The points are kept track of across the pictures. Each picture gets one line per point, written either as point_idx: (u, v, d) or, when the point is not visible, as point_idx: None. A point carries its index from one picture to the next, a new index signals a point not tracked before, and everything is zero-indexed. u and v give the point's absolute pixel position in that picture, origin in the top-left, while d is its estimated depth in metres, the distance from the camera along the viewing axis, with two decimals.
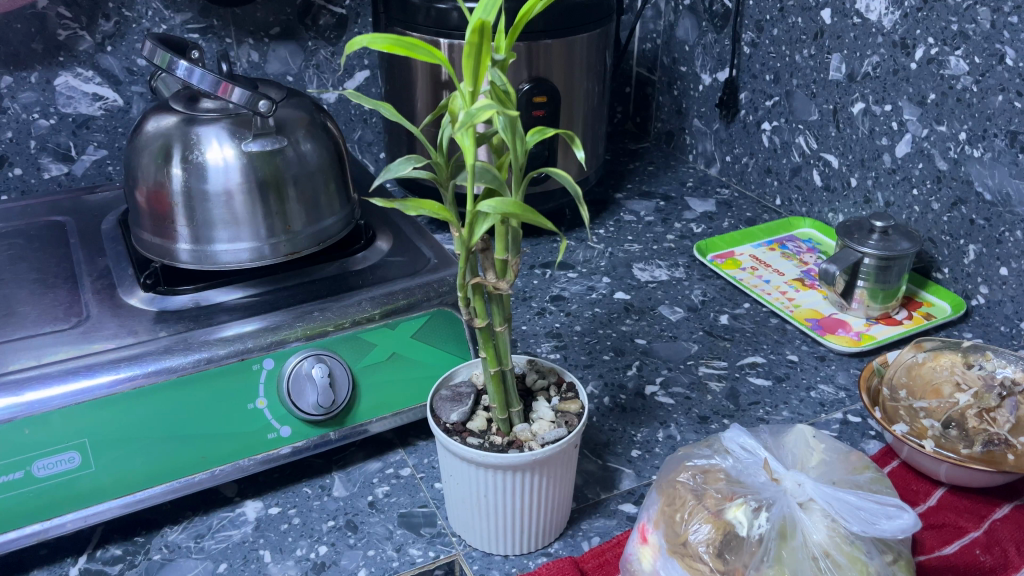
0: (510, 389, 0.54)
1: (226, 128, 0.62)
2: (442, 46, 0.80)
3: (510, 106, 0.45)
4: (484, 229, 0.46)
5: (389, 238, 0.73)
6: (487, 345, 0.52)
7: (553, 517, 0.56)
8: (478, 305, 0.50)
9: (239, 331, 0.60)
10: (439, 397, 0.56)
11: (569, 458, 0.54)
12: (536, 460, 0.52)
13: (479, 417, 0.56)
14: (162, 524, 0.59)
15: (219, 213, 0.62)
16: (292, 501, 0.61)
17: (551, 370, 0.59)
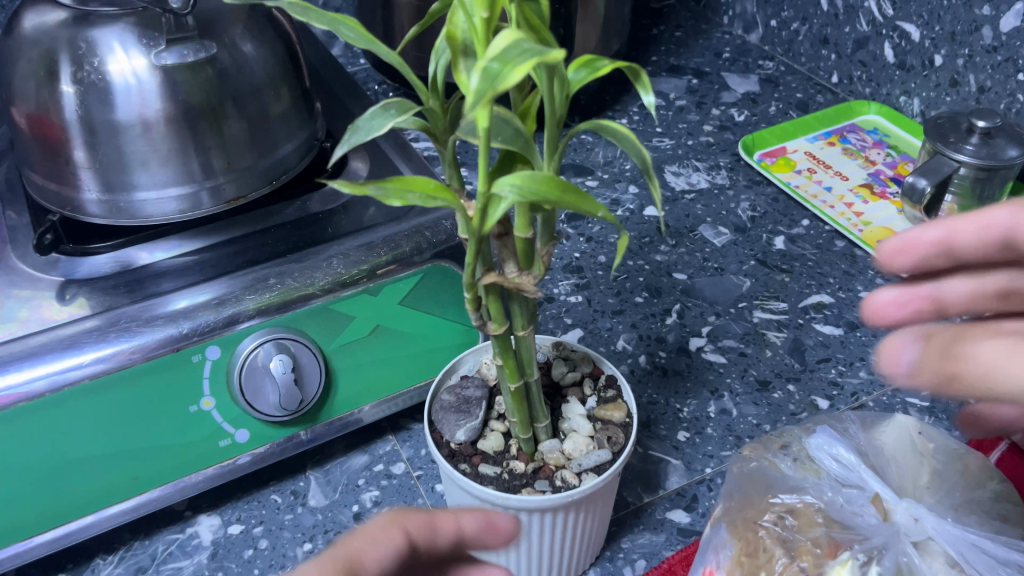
0: (536, 404, 0.41)
1: (132, 30, 0.45)
2: None
3: (545, 33, 0.28)
4: (501, 212, 0.31)
5: (364, 160, 0.57)
6: (507, 356, 0.38)
7: (586, 546, 0.44)
8: (495, 309, 0.36)
9: (190, 302, 0.45)
10: (439, 407, 0.43)
11: (613, 488, 0.41)
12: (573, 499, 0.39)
13: (494, 434, 0.42)
14: (93, 552, 0.47)
15: (134, 151, 0.46)
16: (258, 515, 0.49)
17: (584, 357, 0.46)
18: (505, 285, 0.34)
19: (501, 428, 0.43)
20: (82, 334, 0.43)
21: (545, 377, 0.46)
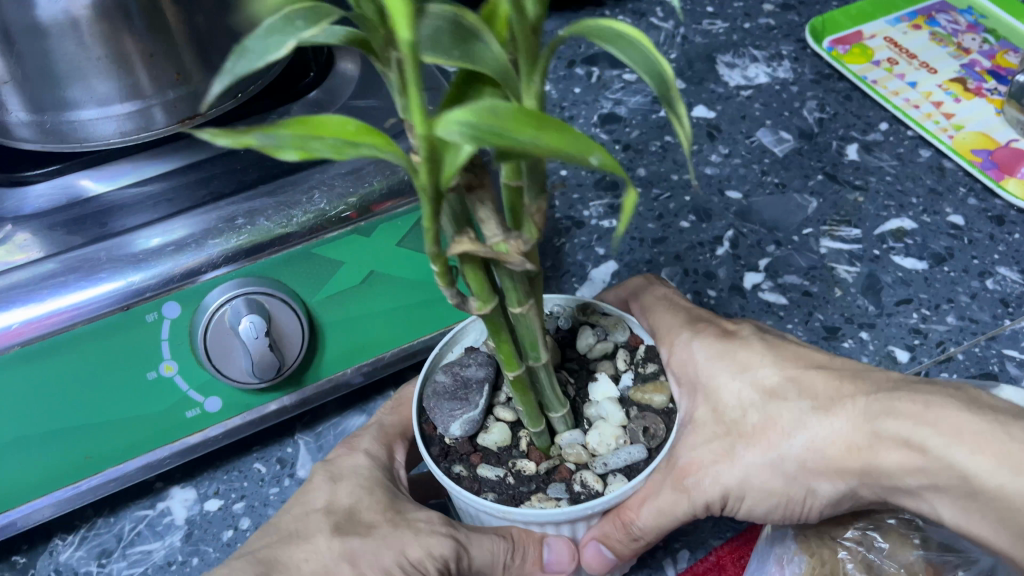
0: (540, 380, 0.32)
1: None
2: None
3: None
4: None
5: (356, 60, 0.47)
6: (500, 339, 0.28)
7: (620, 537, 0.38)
8: (479, 285, 0.26)
9: (163, 240, 0.37)
10: (430, 393, 0.35)
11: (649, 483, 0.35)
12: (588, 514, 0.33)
13: (498, 428, 0.35)
14: (53, 532, 0.42)
15: (61, 60, 0.37)
16: (238, 488, 0.43)
17: (619, 323, 0.38)
18: (482, 252, 0.23)
19: (508, 417, 0.36)
20: (14, 285, 0.35)
21: (570, 348, 0.38)
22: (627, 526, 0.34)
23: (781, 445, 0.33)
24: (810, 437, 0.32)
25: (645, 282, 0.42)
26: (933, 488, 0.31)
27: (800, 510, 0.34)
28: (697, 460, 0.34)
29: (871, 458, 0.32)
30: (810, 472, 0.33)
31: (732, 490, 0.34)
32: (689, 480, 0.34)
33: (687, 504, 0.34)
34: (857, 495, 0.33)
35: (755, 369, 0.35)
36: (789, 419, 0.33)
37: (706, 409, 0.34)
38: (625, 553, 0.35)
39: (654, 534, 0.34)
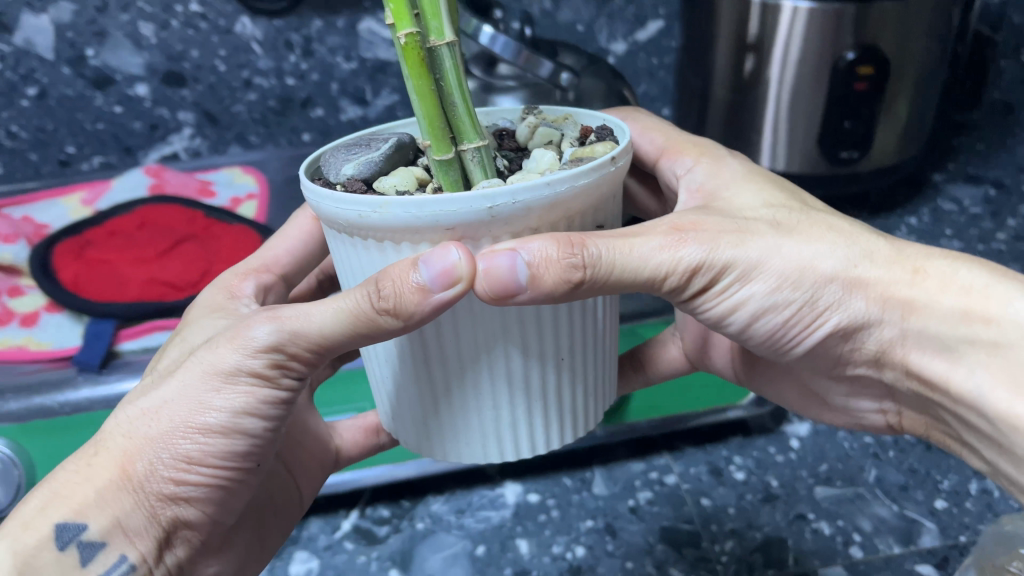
0: (440, 57, 0.36)
1: (523, 100, 0.61)
2: (755, 3, 0.75)
3: None
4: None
5: None
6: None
7: (596, 382, 0.45)
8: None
9: None
10: (334, 153, 0.41)
11: (581, 212, 0.37)
12: (522, 218, 0.35)
13: (399, 174, 0.39)
14: (428, 491, 0.61)
15: None
16: (552, 490, 0.61)
17: (564, 119, 0.44)
18: None
19: (418, 176, 0.40)
20: None
21: (512, 141, 0.43)
22: (572, 244, 0.35)
23: (819, 246, 0.39)
24: (850, 252, 0.40)
25: (632, 116, 0.56)
26: (986, 344, 0.38)
27: (804, 321, 0.41)
28: (715, 227, 0.39)
29: (926, 294, 0.39)
30: (854, 280, 0.39)
31: (753, 268, 0.39)
32: (695, 240, 0.38)
33: (674, 255, 0.37)
34: (879, 329, 0.40)
35: (805, 202, 0.44)
36: (842, 234, 0.40)
37: (738, 209, 0.42)
38: (546, 277, 0.34)
39: (604, 266, 0.35)
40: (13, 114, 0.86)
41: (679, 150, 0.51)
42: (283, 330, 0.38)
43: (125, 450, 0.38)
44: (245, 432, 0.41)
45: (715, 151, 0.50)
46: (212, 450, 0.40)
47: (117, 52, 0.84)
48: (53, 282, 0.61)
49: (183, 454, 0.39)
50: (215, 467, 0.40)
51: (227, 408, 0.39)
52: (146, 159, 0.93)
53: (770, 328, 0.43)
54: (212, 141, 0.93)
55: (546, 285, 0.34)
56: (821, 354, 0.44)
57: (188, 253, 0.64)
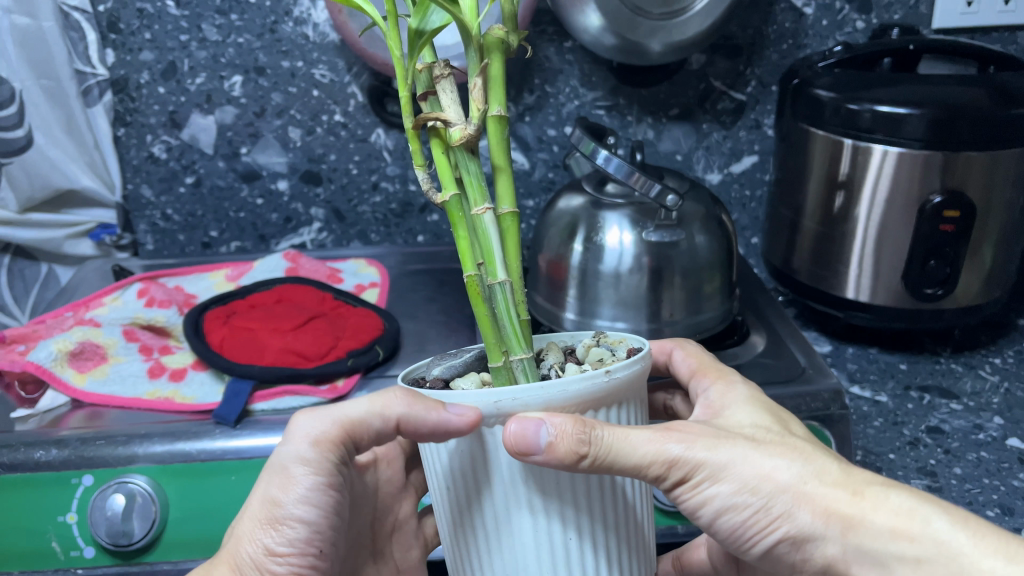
0: (495, 293, 0.42)
1: (630, 216, 0.69)
2: (847, 144, 0.81)
3: None
4: (411, 28, 0.40)
5: (763, 341, 0.76)
6: (458, 227, 0.42)
7: (640, 544, 0.48)
8: (442, 170, 0.42)
9: None
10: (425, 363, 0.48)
11: (600, 402, 0.42)
12: (548, 402, 0.40)
13: (471, 378, 0.45)
14: None
15: (605, 292, 0.70)
16: None
17: (622, 342, 0.48)
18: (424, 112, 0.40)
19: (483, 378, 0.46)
20: None
21: (573, 356, 0.48)
22: (584, 424, 0.39)
23: (777, 459, 0.42)
24: (805, 468, 0.41)
25: (680, 341, 0.58)
26: (913, 561, 0.39)
27: (761, 528, 0.42)
28: (690, 431, 0.42)
29: (863, 514, 0.40)
30: (801, 493, 0.41)
31: (717, 471, 0.41)
32: (677, 438, 0.41)
33: (659, 448, 0.41)
34: (822, 544, 0.41)
35: (791, 425, 0.46)
36: (798, 450, 0.42)
37: (728, 423, 0.45)
38: (561, 447, 0.38)
39: (603, 448, 0.40)
40: (170, 199, 0.98)
41: (706, 373, 0.53)
42: (314, 421, 0.46)
43: (231, 551, 0.46)
44: (319, 522, 0.46)
45: (728, 374, 0.52)
46: (295, 545, 0.46)
47: (266, 152, 0.96)
48: (202, 343, 0.69)
49: (269, 553, 0.45)
50: (301, 560, 0.46)
51: (296, 501, 0.45)
52: (277, 247, 1.02)
53: (728, 533, 0.44)
54: (337, 236, 1.02)
55: (559, 454, 0.39)
56: (773, 565, 0.45)
57: (318, 328, 0.72)
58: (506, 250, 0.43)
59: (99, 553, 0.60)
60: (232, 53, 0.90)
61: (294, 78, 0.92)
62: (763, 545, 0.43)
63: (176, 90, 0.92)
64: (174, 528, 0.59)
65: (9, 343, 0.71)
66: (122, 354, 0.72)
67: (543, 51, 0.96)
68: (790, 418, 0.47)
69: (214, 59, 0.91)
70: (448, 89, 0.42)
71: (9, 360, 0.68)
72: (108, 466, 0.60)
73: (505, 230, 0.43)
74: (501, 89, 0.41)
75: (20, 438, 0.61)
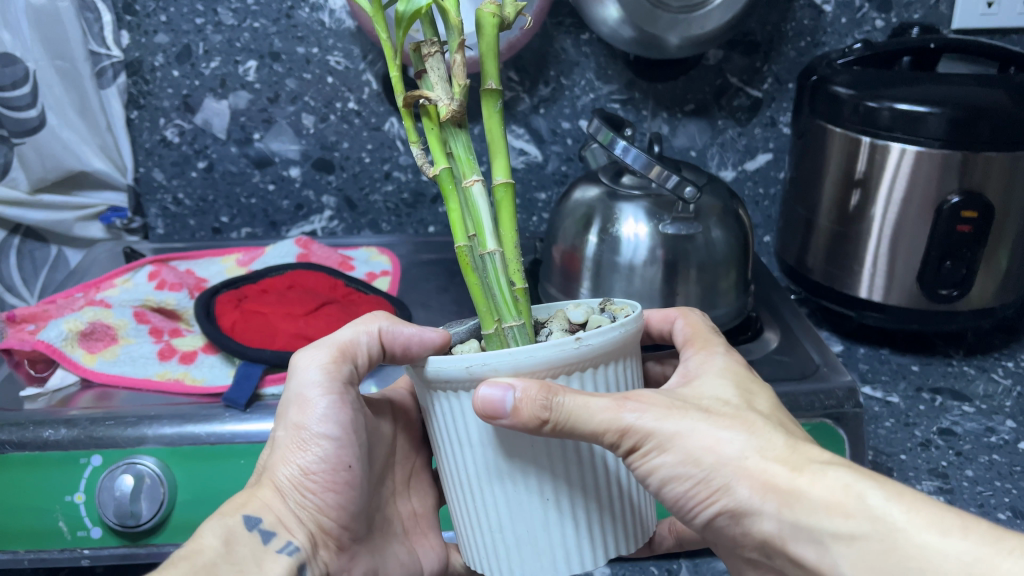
0: (488, 262, 0.43)
1: (646, 207, 0.68)
2: (865, 142, 0.81)
3: None
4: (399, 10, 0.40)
5: (776, 337, 0.76)
6: (451, 199, 0.42)
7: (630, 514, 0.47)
8: (434, 145, 0.42)
9: None
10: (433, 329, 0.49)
11: (571, 369, 0.42)
12: (516, 368, 0.40)
13: (472, 343, 0.46)
14: None
15: (620, 285, 0.69)
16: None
17: (623, 308, 0.48)
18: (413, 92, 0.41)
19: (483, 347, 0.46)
20: None
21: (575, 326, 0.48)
22: (549, 390, 0.40)
23: (724, 431, 0.40)
24: (749, 442, 0.40)
25: (684, 310, 0.55)
26: (848, 538, 0.37)
27: (703, 499, 0.41)
28: (646, 400, 0.41)
29: (799, 491, 0.38)
30: (738, 468, 0.39)
31: (666, 441, 0.40)
32: (631, 407, 0.40)
33: (614, 417, 0.40)
34: (760, 518, 0.40)
35: (757, 400, 0.44)
36: (745, 424, 0.41)
37: (693, 394, 0.44)
38: (525, 410, 0.39)
39: (564, 414, 0.40)
40: (181, 183, 0.98)
41: (693, 343, 0.51)
42: (319, 348, 0.48)
43: (269, 475, 0.48)
44: (346, 439, 0.47)
45: (713, 346, 0.50)
46: (326, 464, 0.47)
47: (279, 138, 0.96)
48: (214, 326, 0.69)
49: (303, 475, 0.47)
50: (334, 475, 0.47)
51: (318, 420, 0.46)
52: (288, 234, 1.02)
53: (672, 501, 0.43)
54: (348, 224, 1.02)
55: (523, 417, 0.39)
56: (718, 536, 0.44)
57: (330, 314, 0.72)
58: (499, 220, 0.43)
59: (106, 534, 0.59)
60: (247, 38, 0.90)
61: (308, 64, 0.92)
62: (706, 515, 0.42)
63: (191, 74, 0.92)
64: (181, 510, 0.59)
65: (19, 322, 0.71)
66: (132, 335, 0.72)
67: (560, 43, 0.96)
68: (761, 391, 0.45)
69: (229, 43, 0.90)
70: (435, 65, 0.42)
71: (20, 339, 0.68)
72: (117, 446, 0.59)
73: (498, 200, 0.43)
74: (494, 62, 0.41)
75: (28, 417, 0.61)
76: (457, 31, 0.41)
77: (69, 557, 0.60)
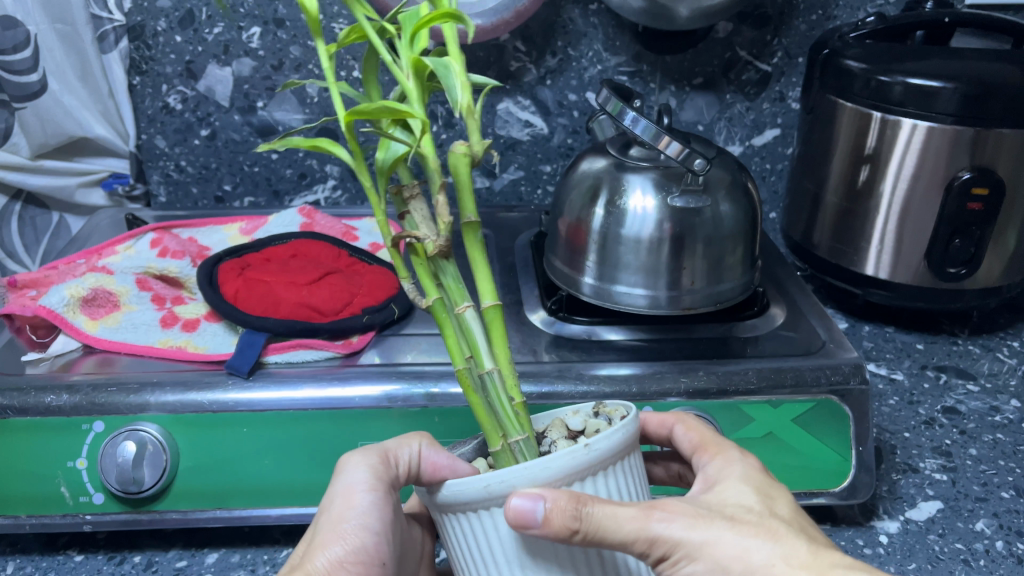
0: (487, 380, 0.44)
1: (654, 179, 0.67)
2: (875, 118, 0.80)
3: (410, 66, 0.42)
4: (378, 161, 0.43)
5: (782, 312, 0.76)
6: (444, 327, 0.44)
7: None
8: (423, 280, 0.43)
9: (625, 372, 0.64)
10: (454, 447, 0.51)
11: (583, 475, 0.42)
12: (534, 481, 0.41)
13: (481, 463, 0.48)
14: None
15: (625, 258, 0.69)
16: None
17: (617, 409, 0.48)
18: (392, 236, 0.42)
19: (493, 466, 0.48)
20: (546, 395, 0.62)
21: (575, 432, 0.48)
22: (576, 499, 0.40)
23: (752, 542, 0.41)
24: (775, 550, 0.41)
25: (681, 416, 0.55)
26: None
27: None
28: (676, 510, 0.42)
29: None
30: (766, 574, 0.40)
31: (694, 551, 0.41)
32: (659, 517, 0.41)
33: (642, 527, 0.40)
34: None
35: (776, 504, 0.45)
36: (771, 533, 0.42)
37: (717, 502, 0.44)
38: (556, 520, 0.39)
39: (594, 525, 0.40)
40: (184, 150, 0.97)
41: (706, 447, 0.51)
42: (363, 454, 0.49)
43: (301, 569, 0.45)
44: (383, 535, 0.47)
45: (729, 452, 0.50)
46: (363, 556, 0.46)
47: (283, 107, 0.95)
48: (216, 293, 0.69)
49: (340, 564, 0.45)
50: (366, 572, 0.46)
51: (360, 515, 0.47)
52: (290, 204, 1.02)
53: None
54: (351, 195, 1.01)
55: (555, 528, 0.39)
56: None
57: (334, 283, 0.72)
58: (493, 338, 0.44)
59: (109, 500, 0.59)
60: (251, 4, 0.89)
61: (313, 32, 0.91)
62: None
63: (194, 39, 0.90)
64: (183, 477, 0.59)
65: (20, 287, 0.70)
66: (134, 302, 0.71)
67: (568, 13, 0.94)
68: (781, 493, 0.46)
69: (233, 9, 0.89)
70: (420, 207, 0.44)
71: (21, 305, 0.67)
72: (119, 413, 0.59)
73: (490, 321, 0.44)
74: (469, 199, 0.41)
75: (30, 382, 0.61)
76: (436, 174, 0.41)
77: (71, 522, 0.60)
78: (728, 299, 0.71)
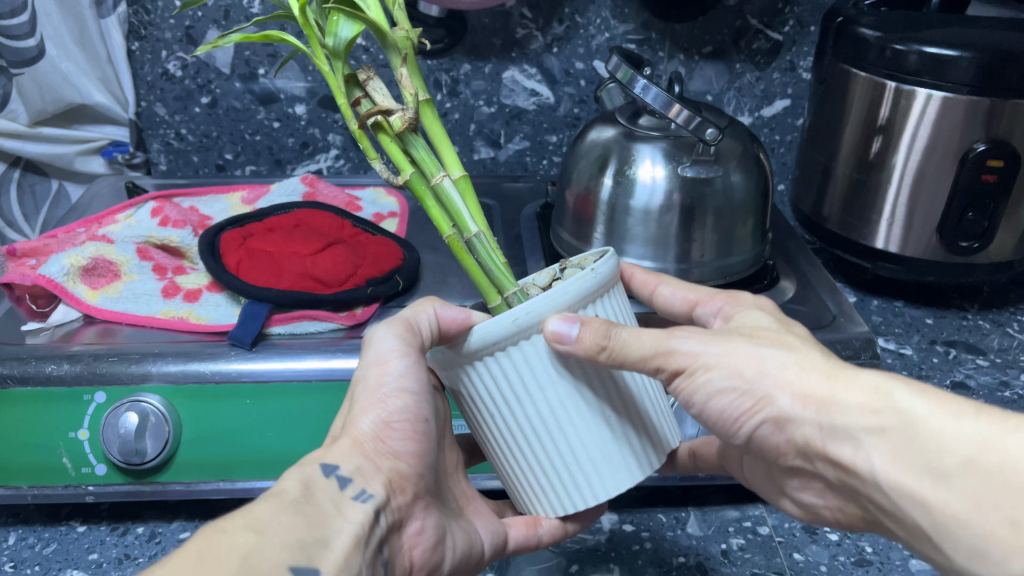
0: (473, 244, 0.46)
1: (664, 149, 0.66)
2: (889, 88, 0.78)
3: None
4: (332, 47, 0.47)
5: (792, 285, 0.75)
6: (425, 199, 0.46)
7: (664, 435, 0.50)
8: (397, 156, 0.46)
9: None
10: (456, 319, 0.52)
11: (590, 300, 0.45)
12: (556, 306, 0.43)
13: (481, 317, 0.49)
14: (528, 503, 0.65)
15: (634, 231, 0.67)
16: (646, 523, 0.64)
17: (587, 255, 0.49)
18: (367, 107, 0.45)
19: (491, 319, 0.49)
20: None
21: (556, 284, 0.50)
22: (603, 323, 0.43)
23: (765, 350, 0.44)
24: (789, 357, 0.44)
25: (663, 276, 0.57)
26: (879, 433, 0.41)
27: (747, 409, 0.45)
28: (692, 334, 0.45)
29: (840, 393, 0.43)
30: (778, 380, 0.44)
31: (711, 359, 0.44)
32: (678, 336, 0.44)
33: (661, 344, 0.44)
34: (801, 425, 0.44)
35: (793, 327, 0.48)
36: (784, 343, 0.45)
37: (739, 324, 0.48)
38: (589, 339, 0.42)
39: (620, 344, 0.43)
40: (185, 118, 0.95)
41: (711, 297, 0.54)
42: (388, 323, 0.48)
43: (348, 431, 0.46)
44: (423, 393, 0.47)
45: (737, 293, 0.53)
46: (407, 415, 0.46)
47: (284, 74, 0.93)
48: (219, 263, 0.68)
49: (385, 424, 0.46)
50: (411, 426, 0.47)
51: (397, 377, 0.46)
52: (293, 172, 1.00)
53: (717, 416, 0.47)
54: (354, 164, 1.00)
55: (587, 347, 0.42)
56: (761, 447, 0.48)
57: (338, 253, 0.71)
58: (470, 208, 0.47)
59: (112, 471, 0.59)
60: None
61: None
62: (749, 428, 0.46)
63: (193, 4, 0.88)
64: (186, 448, 0.58)
65: (20, 256, 0.69)
66: (135, 272, 0.70)
67: None
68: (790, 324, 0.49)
69: None
70: (377, 87, 0.48)
71: (20, 274, 0.66)
72: (120, 383, 0.58)
73: (463, 191, 0.47)
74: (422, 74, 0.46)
75: (31, 352, 0.60)
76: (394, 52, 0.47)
77: (73, 492, 0.59)
78: (737, 274, 0.70)
